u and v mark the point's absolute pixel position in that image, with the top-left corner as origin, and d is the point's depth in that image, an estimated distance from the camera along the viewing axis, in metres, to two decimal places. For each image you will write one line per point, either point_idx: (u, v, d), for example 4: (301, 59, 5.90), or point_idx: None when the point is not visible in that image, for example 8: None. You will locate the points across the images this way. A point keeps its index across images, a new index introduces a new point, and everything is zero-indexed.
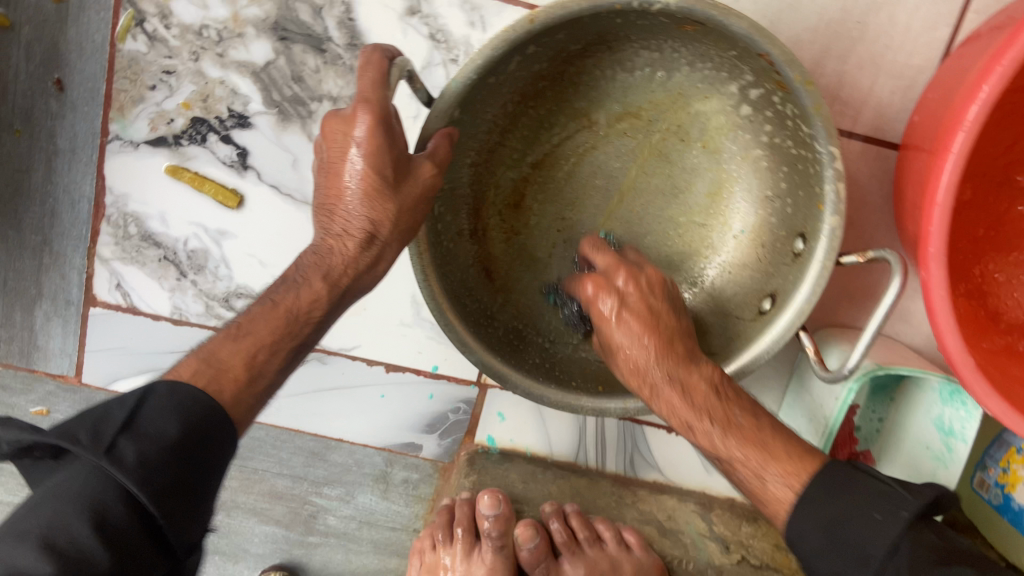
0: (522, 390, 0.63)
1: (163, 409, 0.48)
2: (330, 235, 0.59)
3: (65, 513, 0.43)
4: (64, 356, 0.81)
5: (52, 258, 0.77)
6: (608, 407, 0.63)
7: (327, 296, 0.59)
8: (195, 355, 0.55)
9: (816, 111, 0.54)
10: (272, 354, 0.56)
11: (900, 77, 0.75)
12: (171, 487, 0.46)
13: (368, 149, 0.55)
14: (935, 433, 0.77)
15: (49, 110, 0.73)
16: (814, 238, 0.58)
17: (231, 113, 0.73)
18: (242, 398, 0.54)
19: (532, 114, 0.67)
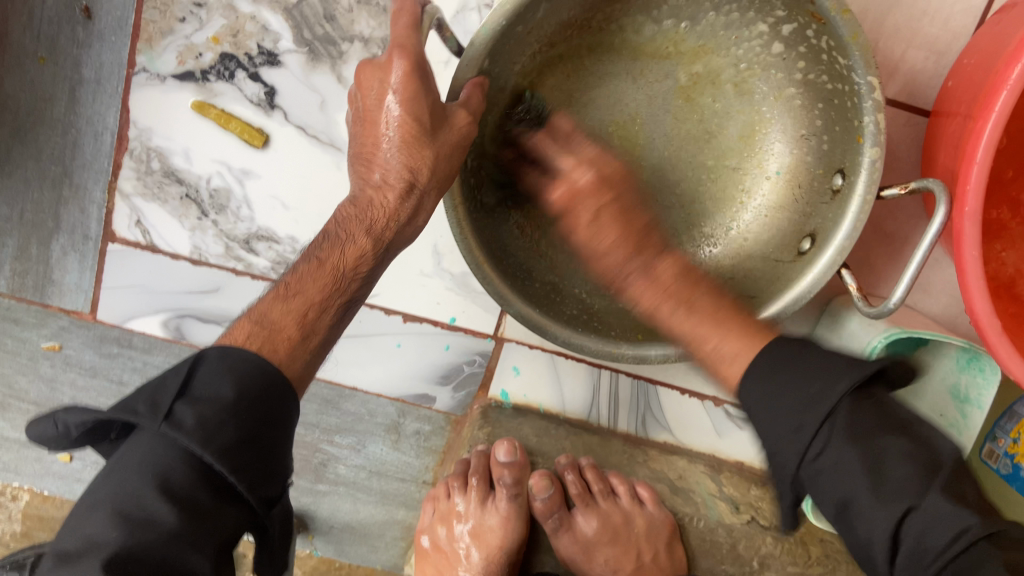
0: (562, 340, 0.63)
1: (217, 372, 0.52)
2: (369, 186, 0.61)
3: (137, 480, 0.48)
4: (79, 291, 0.80)
5: (71, 191, 0.77)
6: (649, 355, 0.64)
7: (372, 250, 0.61)
8: (248, 317, 0.57)
9: (852, 41, 0.54)
10: (322, 312, 0.58)
11: (933, 44, 0.75)
12: (234, 443, 0.50)
13: (403, 98, 0.56)
14: (950, 400, 0.78)
15: (75, 38, 0.73)
16: (853, 174, 0.60)
17: (260, 50, 0.72)
18: (296, 355, 0.56)
19: (561, 62, 0.66)
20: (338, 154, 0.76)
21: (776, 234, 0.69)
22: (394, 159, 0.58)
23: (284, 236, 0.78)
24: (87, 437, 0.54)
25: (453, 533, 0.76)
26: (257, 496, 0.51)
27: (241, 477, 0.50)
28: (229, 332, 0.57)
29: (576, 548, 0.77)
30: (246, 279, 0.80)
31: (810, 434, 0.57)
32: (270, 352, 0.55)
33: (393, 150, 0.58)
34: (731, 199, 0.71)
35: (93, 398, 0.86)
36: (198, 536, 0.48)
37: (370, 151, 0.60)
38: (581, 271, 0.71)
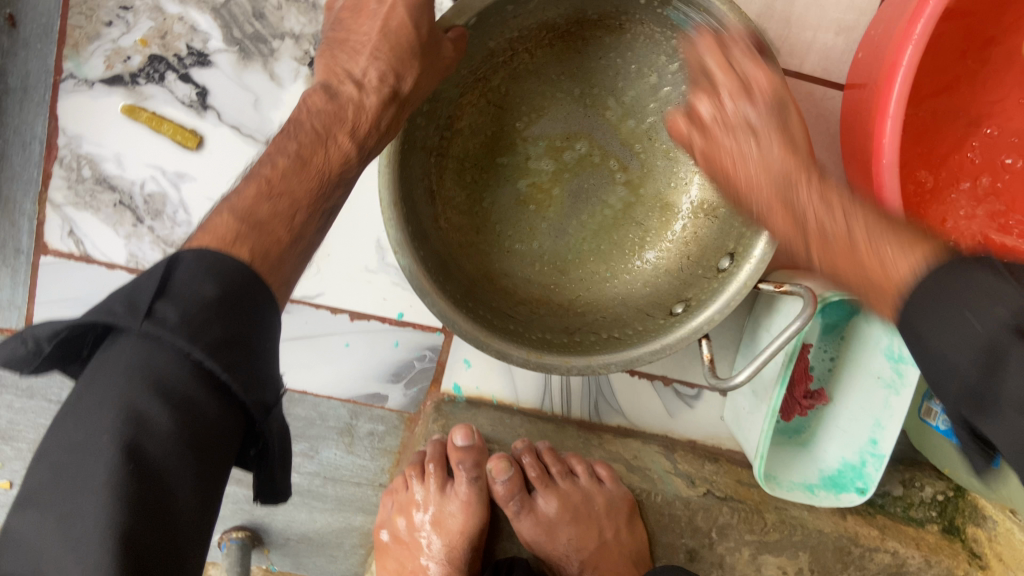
0: (438, 310, 0.59)
1: (195, 270, 0.43)
2: (344, 84, 0.55)
3: (122, 385, 0.40)
4: (12, 308, 0.78)
5: (0, 204, 0.75)
6: (513, 354, 0.61)
7: (356, 158, 0.55)
8: (228, 210, 0.49)
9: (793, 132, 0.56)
10: (310, 216, 0.52)
11: (843, 18, 0.79)
12: (227, 339, 0.42)
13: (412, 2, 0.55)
14: (884, 361, 0.76)
15: (0, 47, 0.72)
16: (743, 260, 0.62)
17: (190, 51, 0.72)
18: (285, 260, 0.49)
19: (527, 61, 0.66)
20: None
21: (652, 292, 0.71)
22: (374, 63, 0.55)
23: None
24: (61, 354, 0.44)
25: (413, 524, 0.77)
26: (253, 399, 0.44)
27: (236, 376, 0.42)
28: (209, 228, 0.48)
29: (538, 529, 0.78)
30: None
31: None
32: (263, 256, 0.47)
33: (373, 58, 0.55)
34: (629, 249, 0.73)
35: (32, 421, 0.83)
36: (195, 436, 0.41)
37: (355, 41, 0.56)
38: (469, 265, 0.69)
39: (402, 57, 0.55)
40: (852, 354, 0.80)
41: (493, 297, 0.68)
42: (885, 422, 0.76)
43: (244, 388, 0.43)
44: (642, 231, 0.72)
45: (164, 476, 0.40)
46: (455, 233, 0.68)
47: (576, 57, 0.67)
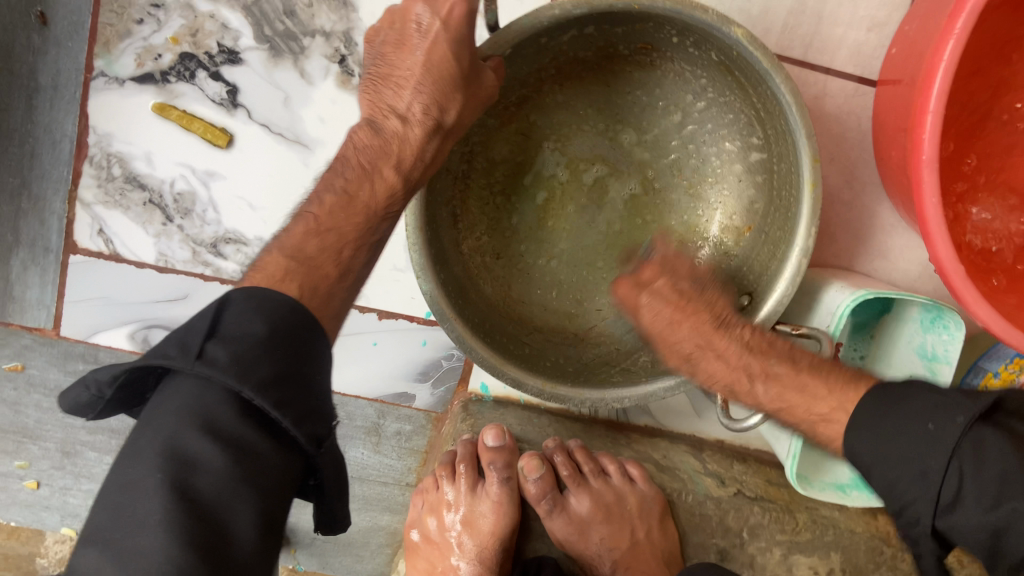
0: (456, 335, 0.58)
1: (244, 310, 0.48)
2: (391, 118, 0.56)
3: (178, 425, 0.45)
4: (41, 307, 0.78)
5: (30, 203, 0.75)
6: (529, 383, 0.60)
7: (402, 188, 0.57)
8: (278, 249, 0.54)
9: (810, 189, 0.55)
10: (357, 250, 0.57)
11: (874, 15, 0.78)
12: (276, 376, 0.47)
13: (450, 28, 0.52)
14: (918, 360, 0.79)
15: (31, 45, 0.72)
16: (766, 290, 0.61)
17: (221, 48, 0.72)
18: (334, 294, 0.55)
19: (559, 93, 0.68)
20: (305, 151, 0.75)
21: None
22: (419, 97, 0.55)
23: (252, 237, 0.77)
24: (122, 397, 0.50)
25: (444, 524, 0.76)
26: (303, 432, 0.47)
27: (286, 411, 0.46)
28: (261, 266, 0.53)
29: (571, 529, 0.77)
30: (215, 284, 0.78)
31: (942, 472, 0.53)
32: (311, 290, 0.53)
33: (417, 92, 0.55)
34: None
35: (60, 420, 0.83)
36: (247, 473, 0.45)
37: (393, 75, 0.56)
38: (486, 291, 0.68)
39: (444, 89, 0.54)
40: (883, 352, 0.82)
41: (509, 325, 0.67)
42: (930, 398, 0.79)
43: (296, 423, 0.46)
44: None
45: (213, 512, 0.44)
46: (474, 258, 0.68)
47: (606, 86, 0.68)
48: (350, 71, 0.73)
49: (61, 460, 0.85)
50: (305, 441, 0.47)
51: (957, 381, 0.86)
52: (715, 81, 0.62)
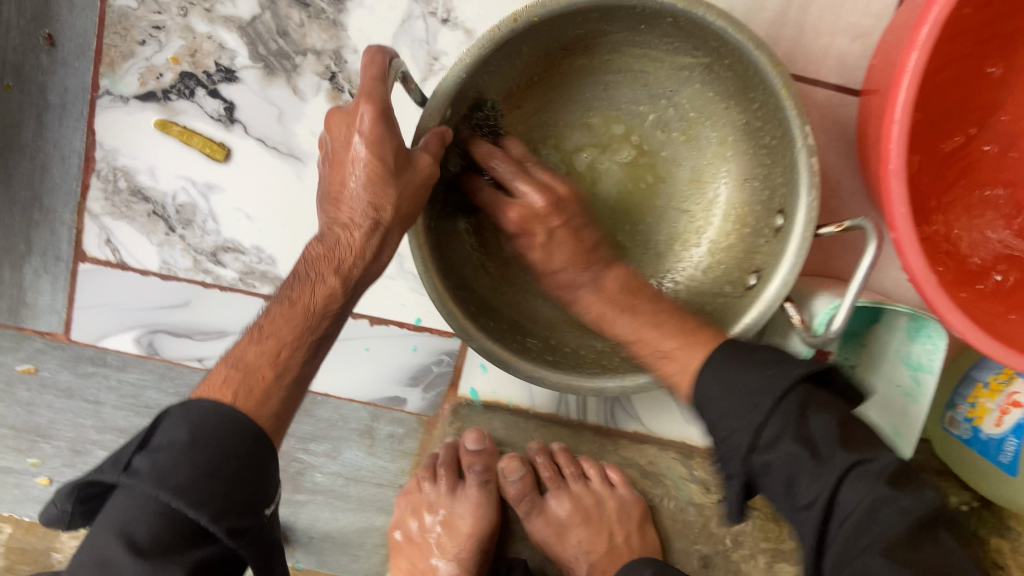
0: (523, 373, 0.63)
1: (175, 421, 0.54)
2: (336, 224, 0.61)
3: (106, 534, 0.50)
4: (53, 313, 0.83)
5: (41, 214, 0.80)
6: (605, 387, 0.63)
7: (342, 291, 0.61)
8: (225, 362, 0.59)
9: (785, 91, 0.56)
10: (295, 350, 0.59)
11: (858, 26, 0.79)
12: (194, 478, 0.51)
13: (369, 140, 0.57)
14: (904, 371, 0.79)
15: (40, 65, 0.77)
16: (794, 213, 0.59)
17: (218, 68, 0.75)
18: (272, 394, 0.57)
19: (519, 113, 0.70)
20: (298, 163, 0.78)
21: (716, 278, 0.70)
22: (358, 204, 0.59)
23: (249, 246, 0.80)
24: (87, 512, 0.56)
25: (425, 524, 0.79)
26: (223, 526, 0.51)
27: (202, 509, 0.51)
28: (210, 380, 0.58)
29: (549, 531, 0.80)
30: (215, 291, 0.82)
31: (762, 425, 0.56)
32: (245, 393, 0.56)
33: (358, 201, 0.59)
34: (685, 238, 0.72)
35: (71, 420, 0.87)
36: (162, 567, 0.49)
37: (337, 191, 0.60)
38: (541, 313, 0.72)
39: (380, 188, 0.58)
40: (873, 364, 0.83)
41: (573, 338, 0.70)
42: (903, 432, 0.81)
43: (211, 520, 0.51)
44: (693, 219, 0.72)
45: None
46: (519, 290, 0.72)
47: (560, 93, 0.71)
48: (341, 87, 0.76)
49: (72, 458, 0.88)
50: (225, 535, 0.51)
51: (950, 392, 0.86)
52: (653, 46, 0.65)
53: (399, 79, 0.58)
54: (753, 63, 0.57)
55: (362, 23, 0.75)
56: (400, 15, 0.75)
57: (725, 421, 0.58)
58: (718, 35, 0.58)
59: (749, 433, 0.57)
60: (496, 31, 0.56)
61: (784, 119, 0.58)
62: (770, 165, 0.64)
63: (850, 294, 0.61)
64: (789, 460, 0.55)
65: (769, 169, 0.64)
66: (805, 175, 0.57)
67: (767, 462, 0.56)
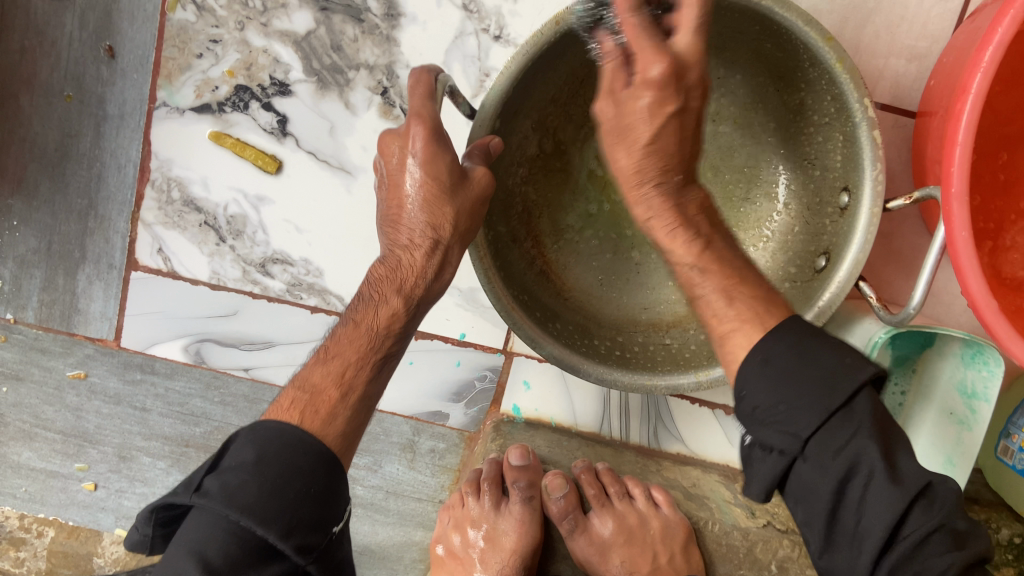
0: (595, 377, 0.66)
1: (243, 442, 0.54)
2: (397, 246, 0.62)
3: (179, 555, 0.50)
4: (104, 320, 0.84)
5: (96, 223, 0.81)
6: (681, 385, 0.65)
7: (404, 312, 0.62)
8: (292, 384, 0.60)
9: (839, 66, 0.56)
10: (360, 370, 0.59)
11: (913, 48, 0.78)
12: (259, 496, 0.51)
13: (424, 160, 0.58)
14: (958, 397, 0.78)
15: (100, 76, 0.78)
16: (860, 189, 0.59)
17: (272, 81, 0.76)
18: (337, 414, 0.57)
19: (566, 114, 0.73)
20: (348, 177, 0.79)
21: (778, 262, 0.71)
22: (418, 224, 0.60)
23: (297, 258, 0.81)
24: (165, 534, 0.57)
25: (468, 539, 0.79)
26: (292, 543, 0.51)
27: (269, 527, 0.50)
28: (277, 401, 0.59)
29: (592, 550, 0.79)
30: (262, 301, 0.82)
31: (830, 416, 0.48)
32: (312, 412, 0.56)
33: (415, 219, 0.60)
34: (745, 228, 0.74)
35: (118, 426, 0.88)
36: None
37: (395, 213, 0.62)
38: (607, 311, 0.76)
39: (437, 204, 0.59)
40: (923, 390, 0.82)
41: (642, 335, 0.74)
42: (957, 459, 0.78)
43: (279, 536, 0.50)
44: (753, 204, 0.73)
45: None
46: (584, 291, 0.77)
47: None
48: (392, 101, 0.77)
49: (118, 464, 0.89)
50: (294, 553, 0.51)
51: (1005, 420, 0.84)
52: (698, 33, 0.65)
53: (447, 94, 0.59)
54: (802, 42, 0.57)
55: (415, 40, 0.76)
56: (452, 32, 0.75)
57: (782, 410, 0.49)
58: (763, 16, 0.57)
59: (817, 422, 0.48)
60: (539, 35, 0.57)
61: (838, 94, 0.58)
62: (823, 143, 0.64)
63: (922, 282, 0.60)
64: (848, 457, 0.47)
65: (825, 147, 0.64)
66: (867, 149, 0.57)
67: (820, 464, 0.48)
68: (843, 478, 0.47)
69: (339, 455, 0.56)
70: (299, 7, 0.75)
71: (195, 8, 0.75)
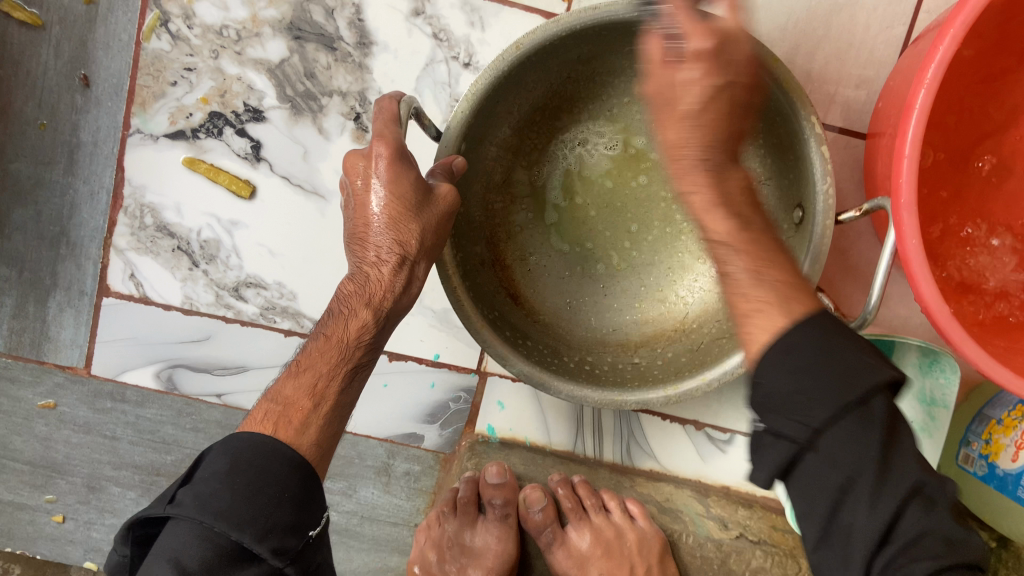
0: (565, 394, 0.67)
1: (217, 455, 0.54)
2: (365, 264, 0.62)
3: (155, 562, 0.49)
4: (74, 347, 0.83)
5: (68, 250, 0.81)
6: (649, 399, 0.67)
7: (374, 323, 0.62)
8: (264, 398, 0.59)
9: (787, 86, 0.59)
10: (331, 381, 0.59)
11: (862, 72, 0.82)
12: (233, 500, 0.51)
13: (388, 180, 0.60)
14: (917, 406, 0.82)
15: (74, 104, 0.79)
16: (812, 205, 0.62)
17: (246, 108, 0.78)
18: (309, 424, 0.57)
19: (533, 136, 0.78)
20: (321, 200, 0.80)
21: None
22: (382, 241, 0.61)
23: (271, 281, 0.82)
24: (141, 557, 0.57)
25: (444, 558, 0.80)
26: (268, 546, 0.51)
27: (245, 530, 0.51)
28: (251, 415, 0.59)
29: (570, 562, 0.80)
30: (235, 326, 0.83)
31: (844, 410, 0.45)
32: (284, 425, 0.56)
33: (381, 237, 0.61)
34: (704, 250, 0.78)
35: (87, 456, 0.87)
36: None
37: (362, 232, 0.62)
38: (577, 333, 0.78)
39: (401, 221, 0.60)
40: None
41: (610, 355, 0.76)
42: None
43: (255, 539, 0.51)
44: None
45: None
46: (552, 313, 0.79)
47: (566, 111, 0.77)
48: (365, 127, 0.79)
49: (87, 495, 0.88)
50: (270, 555, 0.51)
51: (964, 431, 0.87)
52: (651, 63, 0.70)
53: (414, 116, 0.61)
54: None
55: (387, 67, 0.78)
56: (422, 60, 0.78)
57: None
58: None
59: (831, 412, 0.45)
60: (501, 61, 0.62)
61: (786, 114, 0.62)
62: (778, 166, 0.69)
63: (874, 293, 0.62)
64: (854, 464, 0.44)
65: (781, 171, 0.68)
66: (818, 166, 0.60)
67: (831, 457, 0.45)
68: (851, 479, 0.44)
69: (314, 465, 0.57)
70: (273, 36, 0.77)
71: (170, 38, 0.77)
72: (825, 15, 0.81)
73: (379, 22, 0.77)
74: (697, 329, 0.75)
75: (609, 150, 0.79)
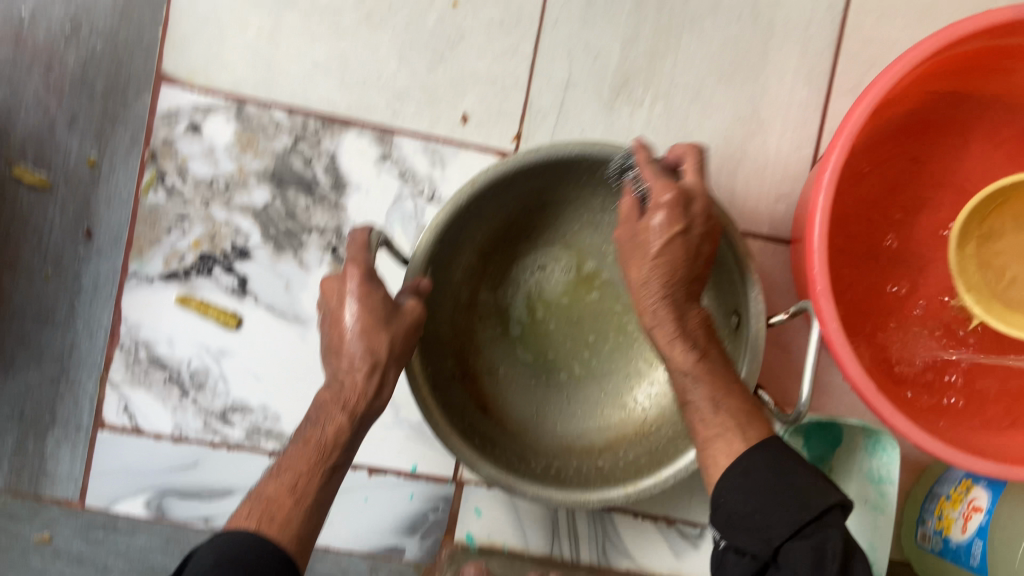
0: (530, 495, 0.73)
1: (205, 552, 0.58)
2: (340, 373, 0.69)
3: None
4: (70, 480, 0.88)
5: (68, 387, 0.88)
6: (610, 498, 0.73)
7: (350, 423, 0.68)
8: (249, 497, 0.64)
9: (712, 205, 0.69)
10: (311, 477, 0.65)
11: (781, 186, 0.90)
12: None
13: (360, 297, 0.68)
14: (868, 485, 0.86)
15: (77, 255, 0.88)
16: (746, 310, 0.71)
17: (233, 248, 0.87)
18: (292, 517, 0.62)
19: (495, 260, 0.86)
20: (302, 326, 0.88)
21: None
22: (355, 351, 0.68)
23: (256, 405, 0.88)
24: None
25: None
26: None
27: None
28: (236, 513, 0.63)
29: None
30: (222, 450, 0.88)
31: (800, 528, 0.59)
32: (268, 520, 0.61)
33: (354, 347, 0.67)
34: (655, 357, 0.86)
35: None
36: None
37: (337, 343, 0.69)
38: (545, 441, 0.84)
39: (372, 331, 0.67)
40: None
41: (575, 460, 0.81)
42: (877, 543, 0.85)
43: None
44: None
45: None
46: (521, 422, 0.85)
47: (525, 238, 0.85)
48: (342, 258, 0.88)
49: None
50: None
51: (918, 511, 0.92)
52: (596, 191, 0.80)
53: (382, 245, 0.70)
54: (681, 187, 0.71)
55: (360, 204, 0.88)
56: (390, 198, 0.88)
57: (758, 518, 0.60)
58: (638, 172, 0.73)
59: (788, 530, 0.59)
60: (460, 195, 0.71)
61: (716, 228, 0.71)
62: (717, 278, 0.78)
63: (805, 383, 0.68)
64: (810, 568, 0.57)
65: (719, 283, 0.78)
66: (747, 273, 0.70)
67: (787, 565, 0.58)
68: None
69: (295, 556, 0.61)
70: (257, 184, 0.87)
71: (166, 191, 0.87)
72: (739, 145, 0.90)
73: (353, 167, 0.88)
74: (654, 434, 0.82)
75: (564, 272, 0.86)
